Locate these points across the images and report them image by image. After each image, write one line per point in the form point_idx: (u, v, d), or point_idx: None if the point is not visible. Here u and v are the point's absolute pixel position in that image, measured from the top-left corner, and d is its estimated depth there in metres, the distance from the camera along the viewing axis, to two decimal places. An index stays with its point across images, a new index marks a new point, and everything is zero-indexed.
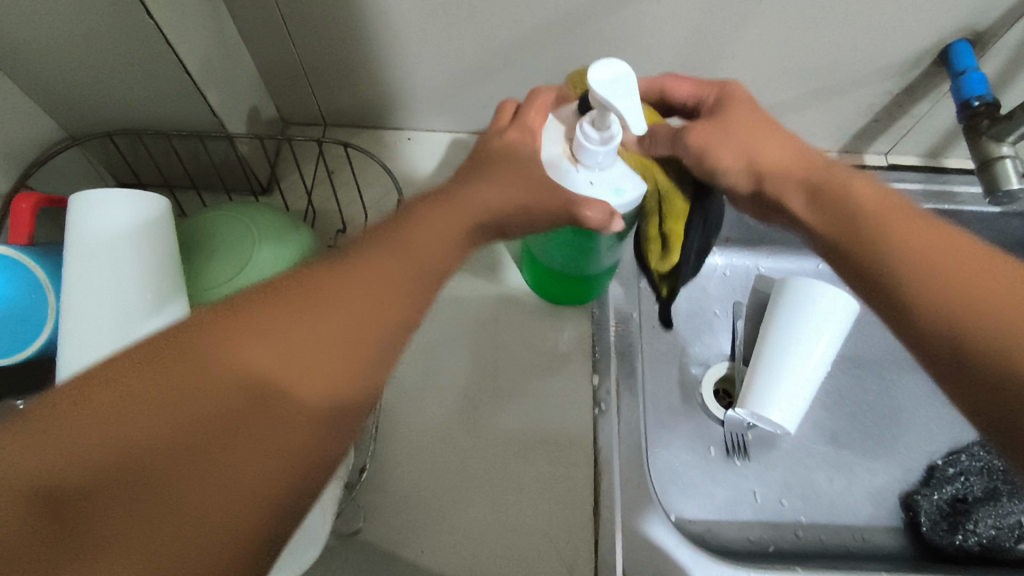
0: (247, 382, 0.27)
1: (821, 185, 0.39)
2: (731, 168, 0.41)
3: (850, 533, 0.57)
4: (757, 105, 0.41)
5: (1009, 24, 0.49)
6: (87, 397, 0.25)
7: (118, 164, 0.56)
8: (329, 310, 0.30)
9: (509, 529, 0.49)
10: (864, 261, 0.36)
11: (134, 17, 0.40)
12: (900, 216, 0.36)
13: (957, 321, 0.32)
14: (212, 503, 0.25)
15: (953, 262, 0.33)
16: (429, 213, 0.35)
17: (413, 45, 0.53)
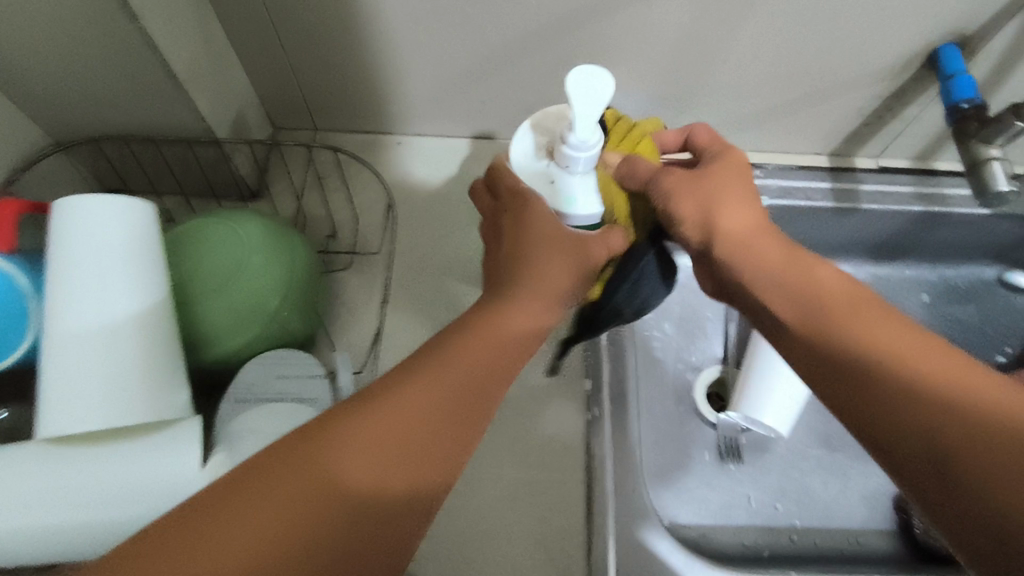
0: (334, 503, 0.28)
1: (779, 270, 0.37)
2: (692, 223, 0.41)
3: (844, 537, 0.57)
4: (746, 170, 0.42)
5: (997, 27, 0.49)
6: (209, 513, 0.26)
7: (105, 170, 0.55)
8: (403, 425, 0.31)
9: (503, 536, 0.48)
10: (828, 349, 0.34)
11: (119, 21, 0.40)
12: (869, 310, 0.34)
13: (931, 429, 0.29)
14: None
15: (924, 361, 0.31)
16: (502, 307, 0.37)
17: (402, 50, 0.53)
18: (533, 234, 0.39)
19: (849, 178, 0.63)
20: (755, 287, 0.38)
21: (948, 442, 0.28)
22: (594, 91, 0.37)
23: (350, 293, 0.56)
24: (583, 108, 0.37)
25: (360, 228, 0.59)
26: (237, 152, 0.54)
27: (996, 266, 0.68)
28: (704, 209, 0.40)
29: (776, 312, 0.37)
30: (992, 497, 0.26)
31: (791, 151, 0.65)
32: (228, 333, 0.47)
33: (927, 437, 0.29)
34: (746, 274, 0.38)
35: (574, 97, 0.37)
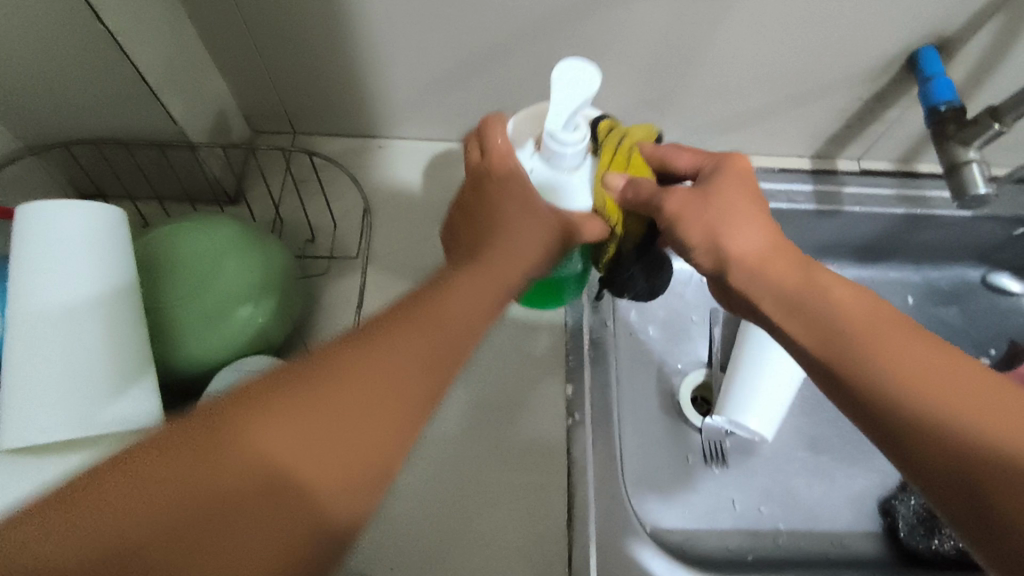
0: (262, 477, 0.26)
1: (795, 292, 0.36)
2: (703, 247, 0.39)
3: (828, 540, 0.57)
4: (753, 181, 0.40)
5: (975, 30, 0.49)
6: (122, 476, 0.25)
7: (78, 174, 0.55)
8: (343, 399, 0.29)
9: (483, 543, 0.48)
10: (847, 369, 0.33)
11: (86, 22, 0.39)
12: (886, 324, 0.33)
13: (965, 453, 0.28)
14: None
15: (949, 379, 0.30)
16: (462, 278, 0.36)
17: (381, 52, 0.53)
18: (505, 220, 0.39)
19: (832, 180, 0.63)
20: (773, 313, 0.37)
21: (982, 465, 0.27)
22: (578, 82, 0.36)
23: (328, 297, 0.55)
24: (566, 99, 0.36)
25: (340, 233, 0.58)
26: (211, 156, 0.53)
27: (979, 268, 0.69)
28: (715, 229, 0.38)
29: (797, 340, 0.36)
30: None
31: (774, 154, 0.65)
32: (188, 332, 0.46)
33: (955, 460, 0.28)
34: (761, 300, 0.37)
35: (559, 92, 0.36)
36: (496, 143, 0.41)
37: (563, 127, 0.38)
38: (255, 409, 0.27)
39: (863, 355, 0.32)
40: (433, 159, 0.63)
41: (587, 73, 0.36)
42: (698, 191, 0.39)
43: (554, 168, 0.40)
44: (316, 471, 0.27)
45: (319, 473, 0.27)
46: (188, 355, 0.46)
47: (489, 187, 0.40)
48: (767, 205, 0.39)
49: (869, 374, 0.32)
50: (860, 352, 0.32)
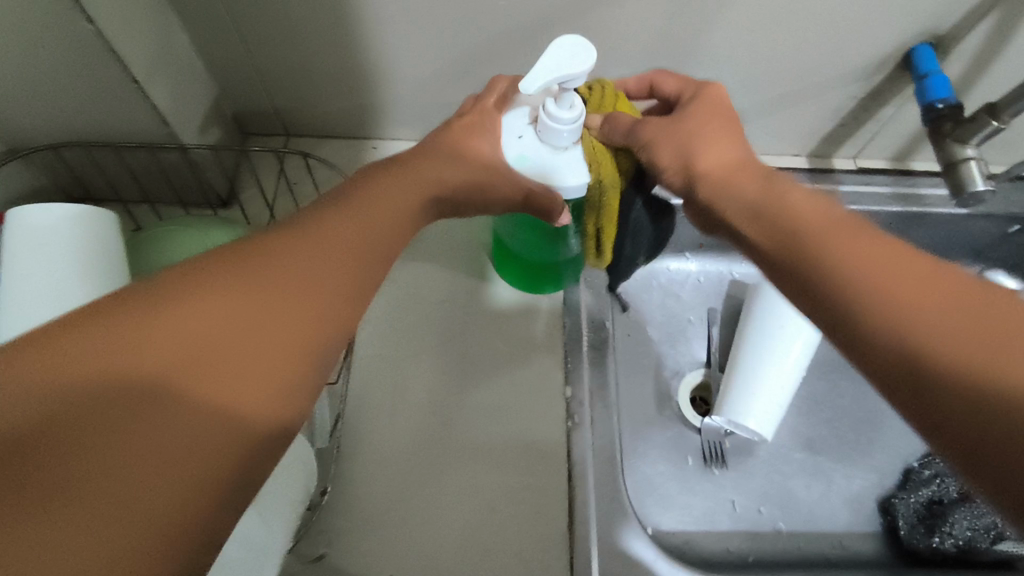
0: (184, 350, 0.25)
1: (753, 198, 0.34)
2: (672, 161, 0.39)
3: (828, 540, 0.57)
4: (730, 109, 0.40)
5: (970, 27, 0.49)
6: (61, 335, 0.24)
7: (67, 178, 0.54)
8: (271, 278, 0.28)
9: (481, 548, 0.47)
10: (799, 266, 0.30)
11: (73, 24, 0.38)
12: (834, 223, 0.31)
13: (908, 334, 0.25)
14: (148, 473, 0.22)
15: (894, 263, 0.28)
16: (382, 182, 0.36)
17: (372, 50, 0.52)
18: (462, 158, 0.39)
19: (828, 179, 0.63)
20: (731, 212, 0.35)
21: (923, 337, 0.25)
22: (574, 56, 0.35)
23: None
24: (554, 66, 0.34)
25: None
26: (201, 158, 0.53)
27: (974, 266, 0.69)
28: (684, 144, 0.39)
29: (746, 234, 0.34)
30: (983, 389, 0.23)
31: (769, 152, 0.65)
32: None
33: (896, 342, 0.25)
34: (722, 204, 0.36)
35: (549, 58, 0.35)
36: (490, 103, 0.41)
37: (558, 102, 0.37)
38: (173, 292, 0.26)
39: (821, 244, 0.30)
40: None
41: (585, 49, 0.35)
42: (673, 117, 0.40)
43: (546, 145, 0.39)
44: (248, 346, 0.26)
45: (250, 349, 0.26)
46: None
47: (460, 128, 0.40)
48: (744, 134, 0.39)
49: (809, 265, 0.30)
50: (805, 240, 0.31)
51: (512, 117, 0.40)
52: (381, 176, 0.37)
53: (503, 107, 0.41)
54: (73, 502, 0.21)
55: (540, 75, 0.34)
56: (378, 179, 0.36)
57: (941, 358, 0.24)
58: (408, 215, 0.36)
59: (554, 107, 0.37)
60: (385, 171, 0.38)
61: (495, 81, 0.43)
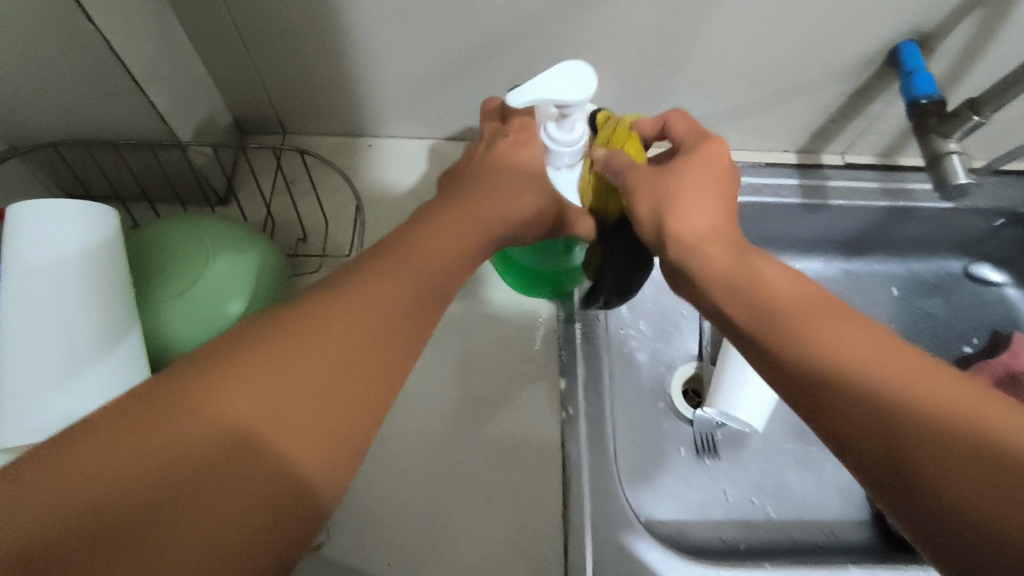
0: (258, 423, 0.26)
1: (729, 272, 0.36)
2: (652, 214, 0.39)
3: (819, 529, 0.58)
4: (726, 169, 0.40)
5: (954, 25, 0.50)
6: (123, 416, 0.24)
7: (66, 176, 0.54)
8: (333, 343, 0.29)
9: (478, 538, 0.48)
10: (780, 351, 0.32)
11: (75, 23, 0.39)
12: (818, 309, 0.33)
13: (887, 428, 0.27)
14: (227, 550, 0.24)
15: (878, 355, 0.30)
16: (439, 224, 0.37)
17: (368, 50, 0.53)
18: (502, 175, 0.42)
19: (817, 175, 0.64)
20: (711, 281, 0.37)
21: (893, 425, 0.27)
22: (570, 82, 0.37)
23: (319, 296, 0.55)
24: (548, 90, 0.37)
25: (330, 232, 0.58)
26: (200, 155, 0.53)
27: (962, 259, 0.70)
28: (665, 197, 0.39)
29: (730, 315, 0.36)
30: (963, 494, 0.25)
31: (760, 148, 0.66)
32: (170, 320, 0.46)
33: (879, 433, 0.27)
34: (704, 277, 0.37)
35: (545, 79, 0.37)
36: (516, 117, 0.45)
37: (562, 125, 0.41)
38: (248, 358, 0.27)
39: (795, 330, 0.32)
40: (423, 156, 0.63)
41: (586, 78, 0.38)
42: (662, 169, 0.40)
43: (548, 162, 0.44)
44: (309, 416, 0.27)
45: (310, 421, 0.27)
46: (161, 331, 0.46)
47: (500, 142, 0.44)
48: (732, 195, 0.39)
49: (795, 349, 0.31)
50: (782, 326, 0.33)
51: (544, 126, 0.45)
52: (441, 215, 0.38)
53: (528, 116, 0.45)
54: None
55: (527, 95, 0.37)
56: (435, 219, 0.38)
57: (912, 446, 0.26)
58: (464, 257, 0.37)
59: (557, 132, 0.42)
60: (437, 210, 0.39)
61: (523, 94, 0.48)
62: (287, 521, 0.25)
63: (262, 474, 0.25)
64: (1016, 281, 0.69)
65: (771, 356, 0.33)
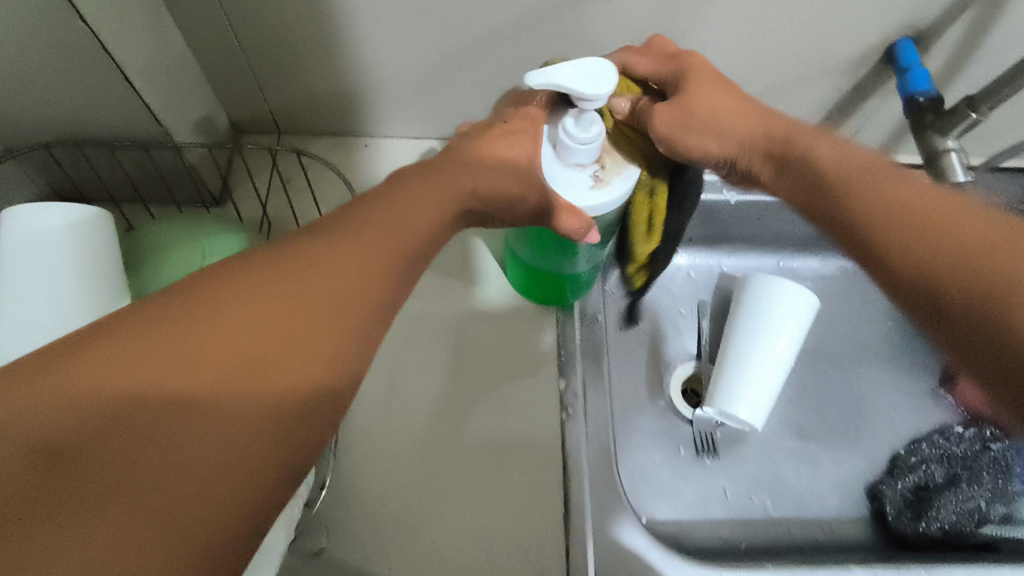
0: (247, 356, 0.26)
1: (780, 153, 0.42)
2: (708, 139, 0.44)
3: (818, 526, 0.58)
4: (713, 72, 0.45)
5: (950, 21, 0.50)
6: (109, 339, 0.25)
7: (59, 178, 0.54)
8: (320, 284, 0.29)
9: (479, 538, 0.48)
10: (839, 212, 0.39)
11: (67, 23, 0.38)
12: (857, 171, 0.39)
13: (930, 275, 0.34)
14: (212, 473, 0.24)
15: (912, 211, 0.36)
16: (422, 188, 0.37)
17: (366, 49, 0.52)
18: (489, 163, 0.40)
19: None
20: (772, 166, 0.43)
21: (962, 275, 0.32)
22: (596, 77, 0.38)
23: None
24: (575, 79, 0.37)
25: None
26: (195, 155, 0.53)
27: None
28: (708, 114, 0.43)
29: (787, 195, 0.43)
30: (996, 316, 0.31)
31: None
32: None
33: (927, 283, 0.34)
34: (764, 164, 0.44)
35: (573, 68, 0.37)
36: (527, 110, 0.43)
37: (578, 122, 0.40)
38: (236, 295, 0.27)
39: (863, 203, 0.37)
40: (420, 155, 0.62)
41: (607, 80, 0.38)
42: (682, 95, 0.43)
43: (562, 159, 0.42)
44: (292, 356, 0.27)
45: (292, 356, 0.27)
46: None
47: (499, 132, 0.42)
48: (741, 90, 0.45)
49: (849, 204, 0.38)
50: (836, 196, 0.39)
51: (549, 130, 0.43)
52: (421, 182, 0.37)
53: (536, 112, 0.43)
54: (131, 501, 0.22)
55: (555, 76, 0.37)
56: (418, 185, 0.37)
57: (958, 291, 0.32)
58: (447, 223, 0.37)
59: (575, 127, 0.40)
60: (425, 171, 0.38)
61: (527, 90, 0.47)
62: (274, 448, 0.26)
63: (247, 406, 0.26)
64: None
65: (836, 227, 0.39)
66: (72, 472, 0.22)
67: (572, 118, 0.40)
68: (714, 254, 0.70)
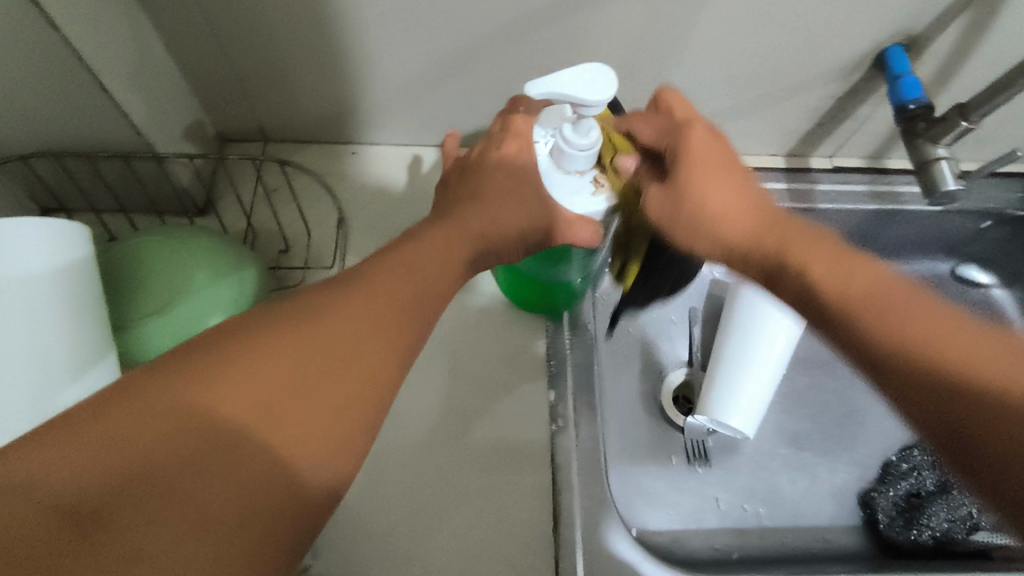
0: (263, 414, 0.27)
1: (775, 260, 0.39)
2: (698, 234, 0.42)
3: (811, 535, 0.57)
4: (715, 152, 0.41)
5: (941, 27, 0.50)
6: (134, 401, 0.26)
7: (38, 188, 0.53)
8: (335, 342, 0.31)
9: (468, 553, 0.47)
10: (841, 329, 0.35)
11: (42, 33, 0.38)
12: (860, 284, 0.35)
13: (940, 410, 0.31)
14: (226, 534, 0.25)
15: (924, 327, 0.33)
16: (431, 236, 0.39)
17: (353, 57, 0.51)
18: (488, 198, 0.42)
19: (806, 178, 0.65)
20: (763, 269, 0.40)
21: (954, 384, 0.31)
22: (593, 83, 0.37)
23: None
24: (570, 85, 0.37)
25: (314, 242, 0.57)
26: (179, 167, 0.52)
27: (948, 261, 0.70)
28: (704, 210, 0.41)
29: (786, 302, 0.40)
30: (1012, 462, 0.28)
31: (748, 152, 0.65)
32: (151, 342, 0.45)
33: (939, 415, 0.31)
34: (758, 265, 0.40)
35: (570, 74, 0.37)
36: (516, 124, 0.44)
37: (576, 129, 0.40)
38: (257, 351, 0.29)
39: (850, 315, 0.35)
40: (407, 172, 0.61)
41: (606, 83, 0.37)
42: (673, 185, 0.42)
43: (560, 167, 0.42)
44: (307, 409, 0.29)
45: (307, 413, 0.29)
46: (137, 346, 0.45)
47: (493, 155, 0.44)
48: (746, 177, 0.42)
49: (849, 317, 0.35)
50: (840, 310, 0.35)
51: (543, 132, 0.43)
52: (432, 231, 0.40)
53: (526, 127, 0.44)
54: (150, 564, 0.23)
55: (551, 84, 0.37)
56: (429, 231, 0.40)
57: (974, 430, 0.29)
58: (454, 264, 0.39)
59: (573, 133, 0.40)
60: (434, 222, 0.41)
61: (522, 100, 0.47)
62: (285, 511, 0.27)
63: (261, 468, 0.27)
64: (1003, 282, 0.70)
65: (845, 338, 0.35)
66: (102, 527, 0.23)
67: (569, 125, 0.41)
68: (705, 264, 0.69)
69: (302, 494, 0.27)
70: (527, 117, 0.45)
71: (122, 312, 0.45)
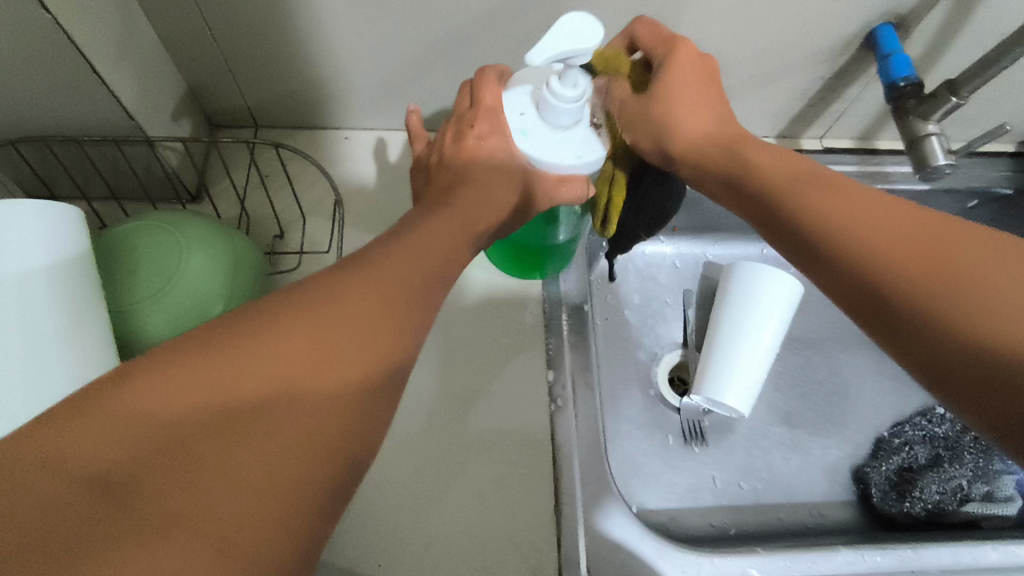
0: (279, 387, 0.27)
1: (726, 164, 0.42)
2: (677, 124, 0.44)
3: (806, 510, 0.58)
4: (702, 61, 0.44)
5: (929, 8, 0.50)
6: (153, 372, 0.25)
7: (25, 175, 0.52)
8: (353, 309, 0.30)
9: (469, 534, 0.48)
10: (784, 209, 0.38)
11: (30, 15, 0.37)
12: (803, 178, 0.38)
13: (859, 265, 0.33)
14: (256, 497, 0.24)
15: (855, 205, 0.35)
16: (430, 223, 0.39)
17: (344, 42, 0.51)
18: (474, 180, 0.44)
19: None
20: (731, 191, 0.42)
21: (884, 271, 0.32)
22: (583, 32, 0.37)
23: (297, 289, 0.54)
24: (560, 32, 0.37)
25: (308, 227, 0.57)
26: (170, 151, 0.52)
27: None
28: (678, 125, 0.44)
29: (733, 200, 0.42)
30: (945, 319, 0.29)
31: None
32: (154, 330, 0.44)
33: (857, 276, 0.33)
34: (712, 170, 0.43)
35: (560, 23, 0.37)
36: (484, 98, 0.45)
37: (563, 82, 0.40)
38: (278, 321, 0.28)
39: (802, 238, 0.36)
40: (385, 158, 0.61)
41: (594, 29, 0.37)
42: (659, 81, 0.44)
43: (550, 125, 0.43)
44: (325, 375, 0.28)
45: (328, 376, 0.28)
46: (135, 331, 0.44)
47: (468, 138, 0.45)
48: (723, 98, 0.45)
49: (776, 196, 0.38)
50: (786, 195, 0.38)
51: (514, 96, 0.44)
52: (432, 218, 0.40)
53: (496, 99, 0.45)
54: (182, 528, 0.22)
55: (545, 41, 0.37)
56: (434, 218, 0.40)
57: (904, 292, 0.31)
58: (456, 244, 0.39)
59: (559, 87, 0.40)
60: (436, 211, 0.41)
61: (488, 74, 0.47)
62: (320, 478, 0.26)
63: (290, 433, 0.26)
64: None
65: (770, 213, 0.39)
66: (116, 508, 0.22)
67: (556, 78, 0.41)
68: (698, 245, 0.70)
69: (330, 462, 0.27)
70: (495, 90, 0.45)
71: (123, 299, 0.44)
